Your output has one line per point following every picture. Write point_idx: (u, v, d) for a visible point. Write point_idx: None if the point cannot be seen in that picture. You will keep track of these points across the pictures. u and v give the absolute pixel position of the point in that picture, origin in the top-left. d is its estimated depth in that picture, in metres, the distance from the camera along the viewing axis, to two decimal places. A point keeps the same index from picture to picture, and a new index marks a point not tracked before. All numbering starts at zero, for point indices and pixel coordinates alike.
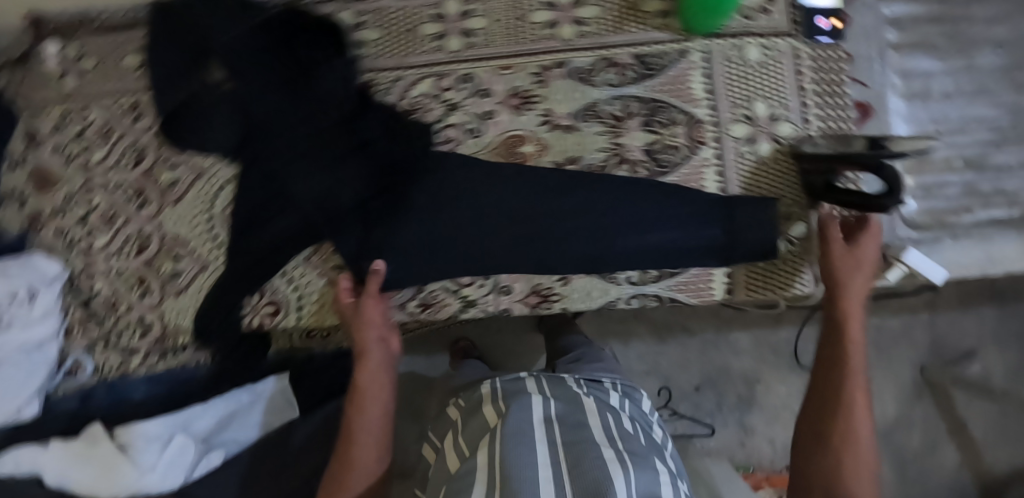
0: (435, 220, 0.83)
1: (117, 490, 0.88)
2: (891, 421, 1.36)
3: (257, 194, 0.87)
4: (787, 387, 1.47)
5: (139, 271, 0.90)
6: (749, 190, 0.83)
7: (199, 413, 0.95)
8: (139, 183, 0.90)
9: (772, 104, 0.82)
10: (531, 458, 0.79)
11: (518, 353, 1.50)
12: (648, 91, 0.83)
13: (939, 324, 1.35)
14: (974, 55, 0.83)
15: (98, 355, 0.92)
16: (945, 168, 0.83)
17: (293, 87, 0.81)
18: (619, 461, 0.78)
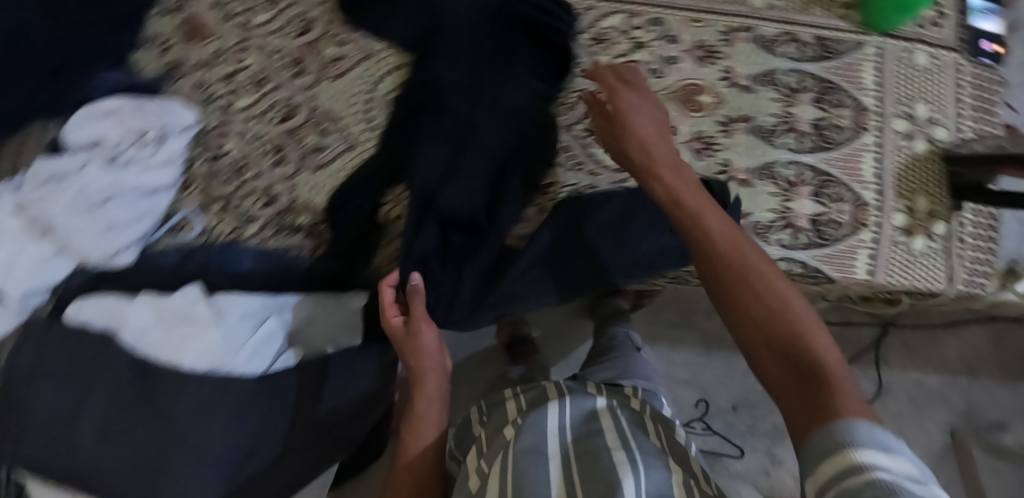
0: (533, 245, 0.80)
1: (194, 362, 0.76)
2: None
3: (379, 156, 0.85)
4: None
5: (279, 139, 0.86)
6: (903, 182, 0.86)
7: (296, 304, 0.86)
8: (299, 53, 0.87)
9: (932, 108, 0.87)
10: (543, 470, 0.68)
11: (565, 339, 1.44)
12: (823, 71, 0.87)
13: (977, 390, 1.38)
14: None
15: (211, 219, 0.85)
16: None
17: (477, 75, 0.81)
18: (630, 464, 0.66)
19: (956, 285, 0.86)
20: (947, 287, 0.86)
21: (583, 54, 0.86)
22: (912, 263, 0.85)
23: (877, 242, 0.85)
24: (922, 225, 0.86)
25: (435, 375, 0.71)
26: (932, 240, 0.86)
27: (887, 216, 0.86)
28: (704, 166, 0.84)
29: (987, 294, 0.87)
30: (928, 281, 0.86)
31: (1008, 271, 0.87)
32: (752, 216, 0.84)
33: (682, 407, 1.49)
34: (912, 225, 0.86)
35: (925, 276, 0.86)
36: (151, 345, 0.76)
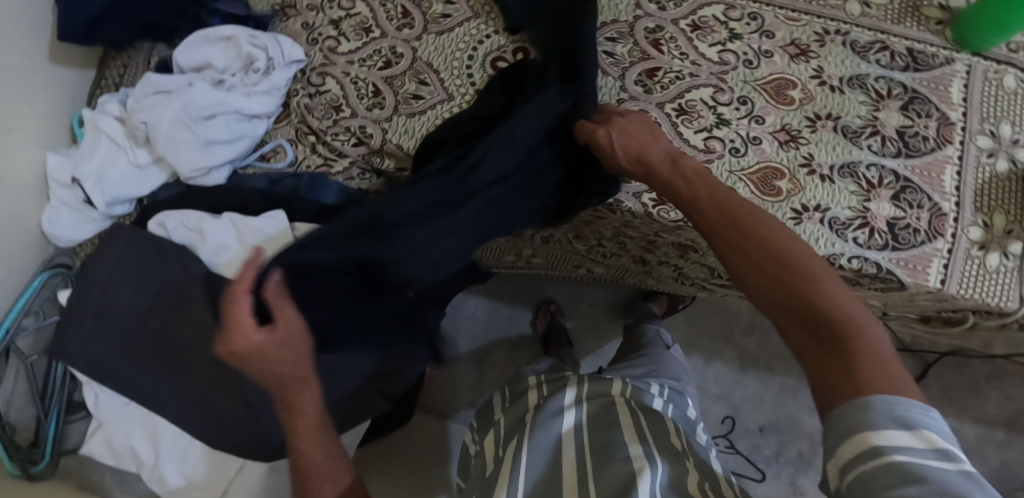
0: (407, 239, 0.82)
1: None
2: None
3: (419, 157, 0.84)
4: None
5: (377, 84, 0.89)
6: (981, 196, 0.87)
7: None
8: (406, 6, 0.91)
9: (1017, 130, 0.89)
10: (538, 454, 0.74)
11: (601, 335, 1.39)
12: (912, 81, 0.89)
13: (1012, 447, 1.39)
14: None
15: (299, 150, 0.90)
16: None
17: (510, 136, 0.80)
18: (646, 458, 0.69)
19: None
20: (1017, 307, 0.86)
21: (681, 37, 0.88)
22: (984, 278, 0.86)
23: (951, 252, 0.85)
24: (998, 242, 0.86)
25: (313, 383, 0.64)
26: (1007, 258, 0.86)
27: (964, 229, 0.86)
28: (787, 158, 0.86)
29: None
30: (999, 298, 0.86)
31: None
32: (831, 211, 0.85)
33: (708, 422, 1.48)
34: (988, 240, 0.86)
35: (996, 292, 0.86)
36: (228, 263, 0.84)
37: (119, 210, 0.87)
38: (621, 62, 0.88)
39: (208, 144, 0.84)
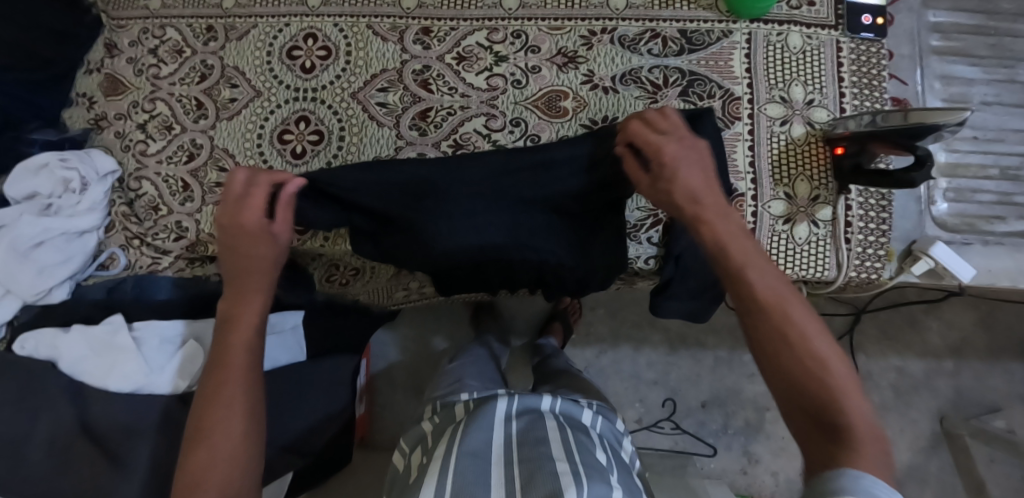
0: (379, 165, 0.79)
1: (112, 384, 0.90)
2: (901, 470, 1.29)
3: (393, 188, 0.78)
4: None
5: (185, 177, 0.95)
6: (779, 165, 0.84)
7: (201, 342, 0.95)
8: (200, 96, 0.96)
9: (809, 90, 0.85)
10: (479, 478, 0.79)
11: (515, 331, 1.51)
12: (687, 64, 0.86)
13: (963, 375, 1.32)
14: (1019, 69, 0.86)
15: (133, 252, 0.97)
16: (981, 174, 0.85)
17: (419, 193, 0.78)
18: (572, 474, 0.76)
19: (847, 272, 0.83)
20: (837, 274, 0.83)
21: (448, 73, 0.89)
22: (799, 252, 0.83)
23: (754, 232, 0.83)
24: (804, 211, 0.83)
25: None
26: (817, 226, 0.83)
27: (765, 205, 0.83)
28: None
29: (883, 278, 0.83)
30: (814, 269, 0.83)
31: (908, 252, 0.82)
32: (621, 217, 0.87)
33: (649, 408, 1.47)
34: (793, 212, 0.83)
35: (810, 263, 0.83)
36: (85, 371, 0.91)
37: None
38: (394, 110, 0.89)
39: (39, 270, 0.91)
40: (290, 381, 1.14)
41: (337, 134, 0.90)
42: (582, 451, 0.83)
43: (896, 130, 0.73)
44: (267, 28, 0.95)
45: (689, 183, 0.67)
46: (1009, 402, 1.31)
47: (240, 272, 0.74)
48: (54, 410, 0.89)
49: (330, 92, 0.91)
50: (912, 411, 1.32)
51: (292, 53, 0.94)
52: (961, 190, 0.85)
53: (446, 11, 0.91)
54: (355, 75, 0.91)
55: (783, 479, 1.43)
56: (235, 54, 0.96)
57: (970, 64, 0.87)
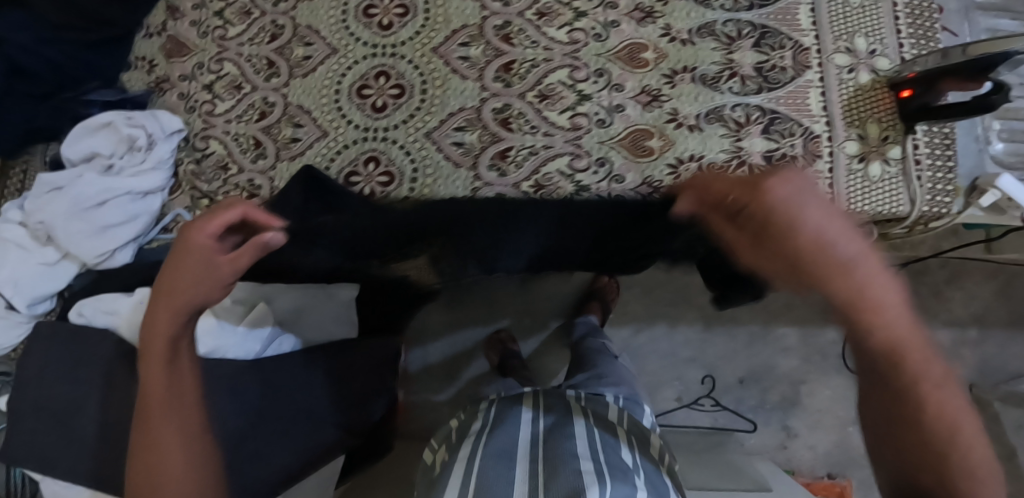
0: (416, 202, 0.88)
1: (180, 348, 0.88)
2: None
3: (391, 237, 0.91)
4: (832, 391, 1.48)
5: (257, 136, 0.93)
6: (850, 110, 0.89)
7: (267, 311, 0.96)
8: (271, 56, 0.95)
9: (871, 41, 0.91)
10: (508, 476, 0.78)
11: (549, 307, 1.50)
12: (758, 18, 0.91)
13: (987, 342, 1.46)
14: None
15: (199, 214, 0.93)
16: None
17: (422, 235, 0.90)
18: (596, 473, 0.75)
19: (920, 207, 0.87)
20: (910, 209, 0.87)
21: (529, 27, 0.91)
22: (874, 188, 0.87)
23: (833, 171, 0.87)
24: (877, 151, 0.88)
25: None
26: (889, 164, 0.88)
27: (840, 146, 0.88)
28: (653, 117, 0.88)
29: (952, 212, 0.88)
30: (889, 205, 0.87)
31: (974, 188, 0.88)
32: (706, 158, 0.87)
33: (688, 385, 1.49)
34: (866, 152, 0.88)
35: (885, 200, 0.87)
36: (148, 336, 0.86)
37: (42, 307, 0.90)
38: (477, 63, 0.90)
39: (103, 230, 0.87)
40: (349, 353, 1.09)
41: (419, 88, 0.91)
42: (608, 450, 0.83)
43: (961, 64, 0.81)
44: None
45: (853, 276, 0.56)
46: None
47: (165, 299, 0.69)
48: (121, 381, 0.83)
49: (409, 47, 0.92)
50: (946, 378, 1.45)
51: (368, 11, 0.94)
52: (1013, 132, 0.91)
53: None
54: (435, 30, 0.92)
55: (821, 451, 1.46)
56: (307, 13, 0.95)
57: (1009, 20, 0.94)
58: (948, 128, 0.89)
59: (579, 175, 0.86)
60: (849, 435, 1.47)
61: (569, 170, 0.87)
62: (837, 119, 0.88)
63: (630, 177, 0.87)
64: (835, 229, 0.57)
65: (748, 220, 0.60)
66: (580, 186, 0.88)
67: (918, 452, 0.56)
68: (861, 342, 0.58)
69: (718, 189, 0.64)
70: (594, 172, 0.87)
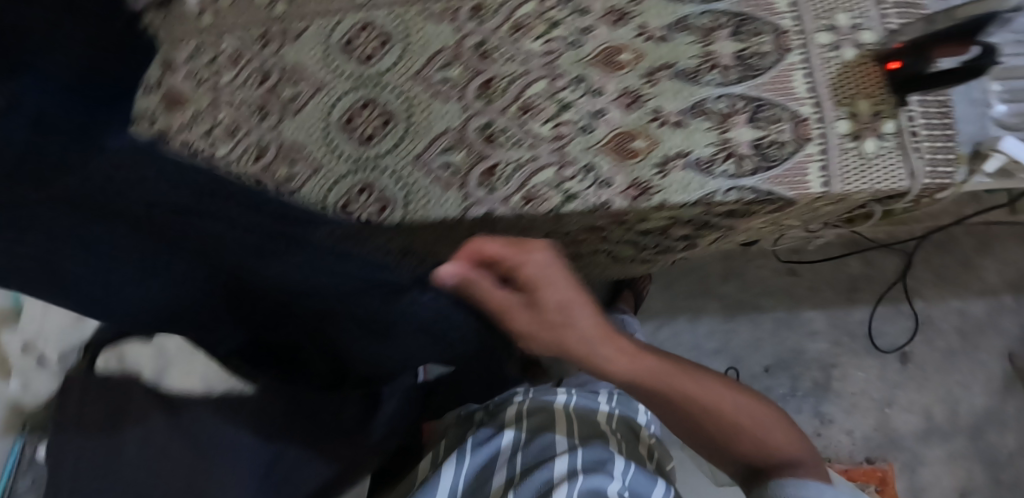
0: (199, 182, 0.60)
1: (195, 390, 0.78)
2: (984, 413, 1.42)
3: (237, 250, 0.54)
4: (865, 372, 1.43)
5: (257, 176, 0.96)
6: (840, 88, 0.87)
7: None
8: (263, 99, 0.96)
9: (853, 16, 0.89)
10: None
11: None
12: (735, 6, 0.90)
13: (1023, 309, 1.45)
14: None
15: None
16: None
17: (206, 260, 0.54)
18: None
19: (921, 180, 0.85)
20: (912, 183, 0.85)
21: (505, 43, 0.92)
22: (871, 165, 0.85)
23: (825, 152, 0.85)
24: (870, 127, 0.86)
25: None
26: (885, 139, 0.86)
27: (831, 126, 0.86)
28: (635, 119, 0.88)
29: (957, 182, 0.85)
30: (889, 180, 0.85)
31: (976, 153, 0.85)
32: (693, 153, 0.86)
33: None
34: (859, 129, 0.86)
35: (885, 175, 0.85)
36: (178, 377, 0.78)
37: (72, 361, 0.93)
38: (458, 84, 0.92)
39: None
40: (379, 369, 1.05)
41: (403, 115, 0.94)
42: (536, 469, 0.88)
43: (954, 29, 0.78)
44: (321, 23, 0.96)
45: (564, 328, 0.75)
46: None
47: None
48: None
49: (391, 76, 0.94)
50: (981, 353, 1.44)
51: (348, 44, 0.95)
52: (1017, 92, 0.87)
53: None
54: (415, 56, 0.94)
55: (861, 435, 1.41)
56: (292, 53, 0.96)
57: None
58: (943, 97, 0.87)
59: (567, 184, 0.87)
60: (888, 417, 1.42)
61: (557, 180, 0.87)
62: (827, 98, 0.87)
63: (618, 180, 0.87)
64: (643, 346, 0.84)
65: (524, 280, 0.74)
66: (569, 193, 0.88)
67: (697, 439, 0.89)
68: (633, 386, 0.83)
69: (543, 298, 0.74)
70: (581, 178, 0.87)
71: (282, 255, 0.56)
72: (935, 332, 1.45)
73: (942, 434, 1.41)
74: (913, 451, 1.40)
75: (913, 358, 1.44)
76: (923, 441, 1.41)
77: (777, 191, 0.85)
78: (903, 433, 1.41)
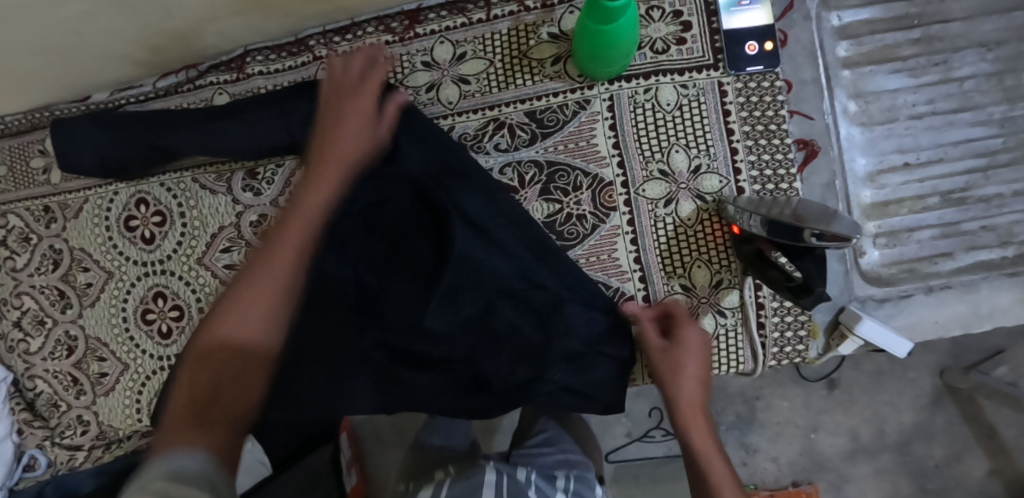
0: (319, 330, 0.75)
1: None
2: (910, 428, 1.06)
3: (317, 314, 0.75)
4: (791, 400, 1.07)
5: (72, 371, 0.91)
6: (670, 255, 0.72)
7: None
8: (60, 285, 0.90)
9: (693, 154, 0.72)
10: None
11: None
12: (543, 154, 0.73)
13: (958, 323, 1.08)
14: (952, 65, 0.74)
15: (50, 450, 0.93)
16: (918, 210, 0.75)
17: (322, 363, 0.75)
18: None
19: (766, 361, 0.73)
20: (757, 366, 0.73)
21: None
22: (706, 349, 0.73)
23: None
24: (707, 302, 0.73)
25: None
26: (724, 316, 0.73)
27: (660, 304, 0.73)
28: None
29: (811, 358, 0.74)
30: (729, 365, 0.73)
31: (836, 325, 0.74)
32: None
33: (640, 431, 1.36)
34: (693, 306, 0.73)
35: (722, 359, 0.73)
36: None
37: None
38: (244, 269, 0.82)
39: None
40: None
41: (196, 307, 0.84)
42: None
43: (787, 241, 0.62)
44: (97, 199, 0.87)
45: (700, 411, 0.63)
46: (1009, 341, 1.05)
47: None
48: None
49: (176, 261, 0.84)
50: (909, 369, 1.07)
51: (129, 223, 0.86)
52: (895, 233, 0.76)
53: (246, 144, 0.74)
54: (195, 238, 0.83)
55: (786, 464, 1.07)
56: (76, 233, 0.89)
57: (891, 72, 0.74)
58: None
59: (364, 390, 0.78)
60: (815, 442, 1.07)
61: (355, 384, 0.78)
62: (648, 272, 0.73)
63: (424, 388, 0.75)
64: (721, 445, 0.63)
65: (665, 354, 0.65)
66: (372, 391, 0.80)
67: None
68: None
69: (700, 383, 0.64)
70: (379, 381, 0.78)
71: (313, 318, 0.75)
72: (864, 355, 1.07)
73: (869, 453, 1.07)
74: (839, 470, 1.07)
75: (842, 382, 1.07)
76: (848, 460, 1.07)
77: (598, 390, 0.73)
78: (830, 454, 1.07)
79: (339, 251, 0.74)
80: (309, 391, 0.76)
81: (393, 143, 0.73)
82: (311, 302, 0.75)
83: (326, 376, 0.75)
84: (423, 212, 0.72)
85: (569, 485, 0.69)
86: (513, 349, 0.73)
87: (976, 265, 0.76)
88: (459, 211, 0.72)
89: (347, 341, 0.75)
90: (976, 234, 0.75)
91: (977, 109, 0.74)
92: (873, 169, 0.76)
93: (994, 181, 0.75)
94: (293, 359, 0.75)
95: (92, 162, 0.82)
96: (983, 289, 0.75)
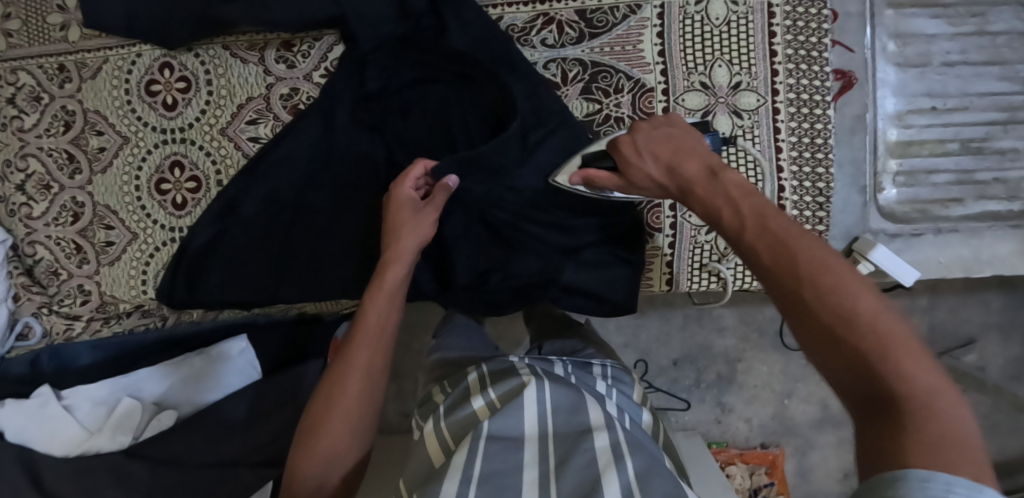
0: (342, 202, 0.77)
1: (70, 449, 0.84)
2: None
3: (345, 184, 0.76)
4: (772, 367, 1.12)
5: (76, 239, 0.88)
6: None
7: (151, 378, 0.90)
8: (70, 148, 0.86)
9: (735, 70, 0.73)
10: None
11: None
12: (588, 54, 0.74)
13: (942, 311, 1.02)
14: (988, 18, 0.79)
15: (45, 319, 0.90)
16: (935, 153, 0.80)
17: (346, 237, 0.77)
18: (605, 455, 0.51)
19: None
20: None
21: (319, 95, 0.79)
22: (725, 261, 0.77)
23: (674, 246, 0.76)
24: None
25: None
26: None
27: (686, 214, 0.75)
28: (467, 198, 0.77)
29: None
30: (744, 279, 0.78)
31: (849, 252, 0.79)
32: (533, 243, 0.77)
33: None
34: None
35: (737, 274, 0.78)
36: (53, 441, 0.84)
37: None
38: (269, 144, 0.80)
39: None
40: (270, 395, 0.90)
41: (214, 179, 0.82)
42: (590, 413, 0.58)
43: None
44: (118, 60, 0.84)
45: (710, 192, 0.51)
46: (984, 331, 1.03)
47: None
48: None
49: (198, 130, 0.82)
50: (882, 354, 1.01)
51: (151, 88, 0.83)
52: (913, 173, 0.81)
53: (290, 15, 0.72)
54: (220, 107, 0.81)
55: (758, 425, 1.13)
56: (92, 95, 0.85)
57: (932, 17, 0.78)
58: (824, 169, 0.74)
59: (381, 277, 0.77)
60: (788, 408, 1.13)
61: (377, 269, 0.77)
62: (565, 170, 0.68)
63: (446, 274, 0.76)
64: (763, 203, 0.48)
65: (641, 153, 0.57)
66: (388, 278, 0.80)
67: (822, 355, 0.41)
68: (750, 263, 0.47)
69: (690, 163, 0.53)
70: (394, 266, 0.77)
71: (339, 190, 0.77)
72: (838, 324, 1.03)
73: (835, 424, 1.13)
74: (805, 436, 1.13)
75: None
76: (815, 428, 1.13)
77: (615, 293, 0.75)
78: (799, 420, 1.14)
79: (374, 127, 0.76)
80: (328, 261, 0.77)
81: (440, 25, 0.74)
82: (338, 173, 0.77)
83: (350, 249, 0.77)
84: (464, 98, 0.74)
85: (606, 371, 0.73)
86: (544, 248, 0.74)
87: (984, 214, 0.81)
88: (505, 101, 0.72)
89: (371, 214, 0.76)
90: (987, 185, 0.81)
91: (1006, 64, 0.79)
92: (901, 108, 0.80)
93: (1009, 136, 0.80)
94: (316, 234, 0.77)
95: (120, 17, 0.79)
96: (987, 237, 0.79)
